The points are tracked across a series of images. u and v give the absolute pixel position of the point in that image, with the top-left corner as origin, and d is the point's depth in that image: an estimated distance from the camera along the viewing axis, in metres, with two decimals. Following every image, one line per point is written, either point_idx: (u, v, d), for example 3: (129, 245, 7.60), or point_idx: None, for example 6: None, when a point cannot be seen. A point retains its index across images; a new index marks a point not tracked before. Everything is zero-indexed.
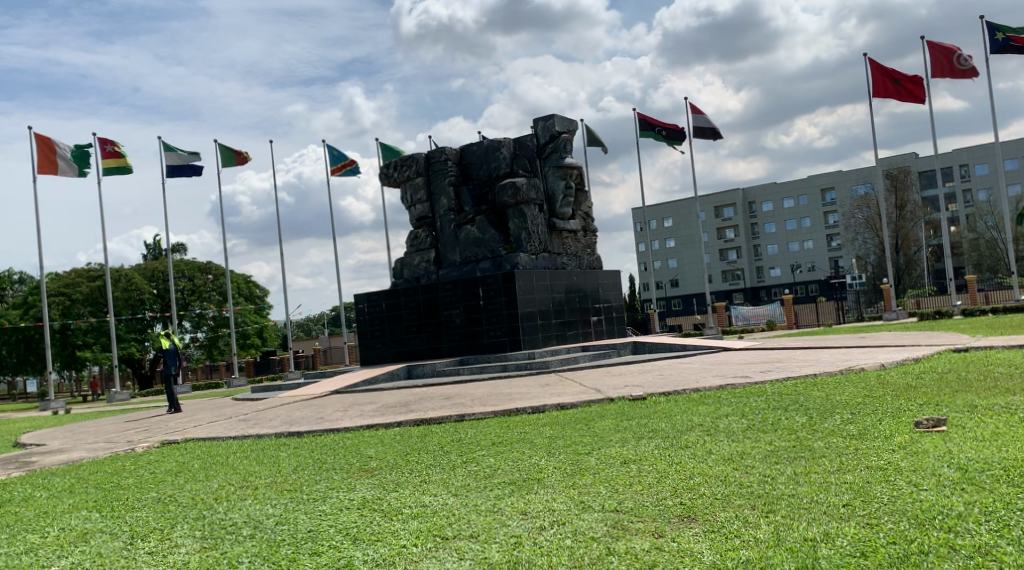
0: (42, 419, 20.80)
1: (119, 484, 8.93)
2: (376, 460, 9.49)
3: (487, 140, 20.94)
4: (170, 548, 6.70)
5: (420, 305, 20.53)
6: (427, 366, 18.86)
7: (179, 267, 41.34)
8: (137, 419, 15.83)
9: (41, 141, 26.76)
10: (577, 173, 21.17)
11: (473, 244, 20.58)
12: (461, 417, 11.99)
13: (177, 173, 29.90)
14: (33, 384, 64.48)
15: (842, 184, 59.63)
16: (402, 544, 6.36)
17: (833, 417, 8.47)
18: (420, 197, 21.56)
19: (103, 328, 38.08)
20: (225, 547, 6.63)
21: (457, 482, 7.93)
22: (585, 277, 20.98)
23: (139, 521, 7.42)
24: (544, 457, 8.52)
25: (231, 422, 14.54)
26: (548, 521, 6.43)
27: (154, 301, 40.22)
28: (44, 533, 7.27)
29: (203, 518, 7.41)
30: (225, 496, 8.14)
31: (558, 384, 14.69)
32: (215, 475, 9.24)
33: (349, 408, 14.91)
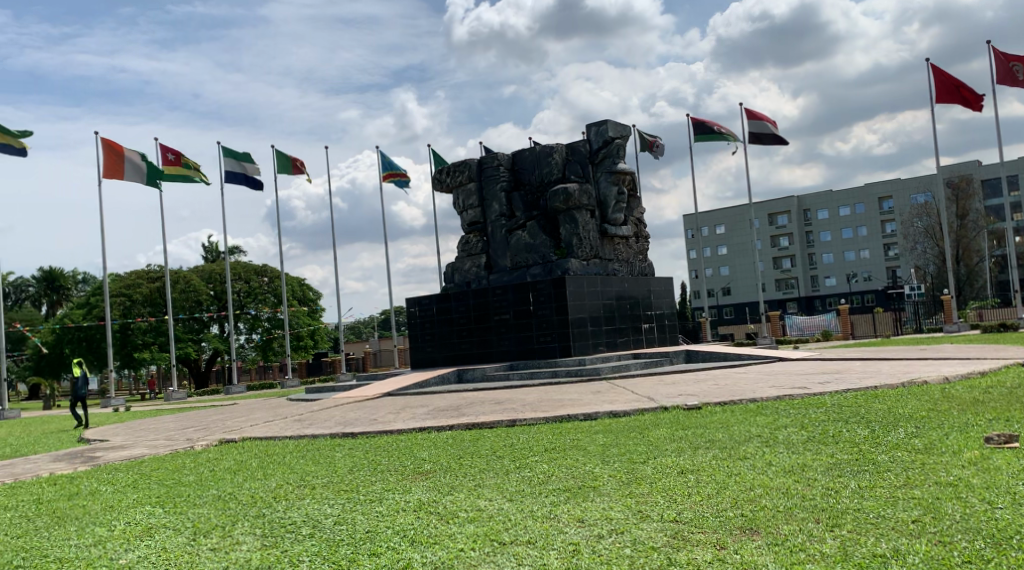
0: (102, 416, 21.24)
1: (180, 481, 9.09)
2: (430, 462, 9.56)
3: (540, 146, 20.96)
4: (233, 545, 6.80)
5: (470, 310, 20.58)
6: (478, 371, 18.91)
7: (235, 270, 42.07)
8: (195, 417, 16.12)
9: (109, 145, 27.38)
10: (629, 179, 21.08)
11: (524, 249, 20.54)
12: (513, 422, 12.00)
13: (236, 179, 30.39)
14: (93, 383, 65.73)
15: (901, 192, 58.50)
16: (460, 548, 6.38)
17: (897, 430, 8.32)
18: (472, 203, 21.64)
19: (162, 328, 38.88)
20: (286, 545, 6.71)
21: (512, 487, 7.94)
22: (637, 284, 20.89)
23: (202, 517, 7.54)
24: (598, 464, 8.49)
25: (285, 422, 14.70)
26: (606, 529, 6.40)
27: (211, 303, 40.88)
28: (111, 527, 7.43)
29: (263, 516, 7.51)
30: (284, 495, 8.25)
31: (610, 391, 14.62)
32: (272, 475, 9.34)
33: (402, 411, 15.00)
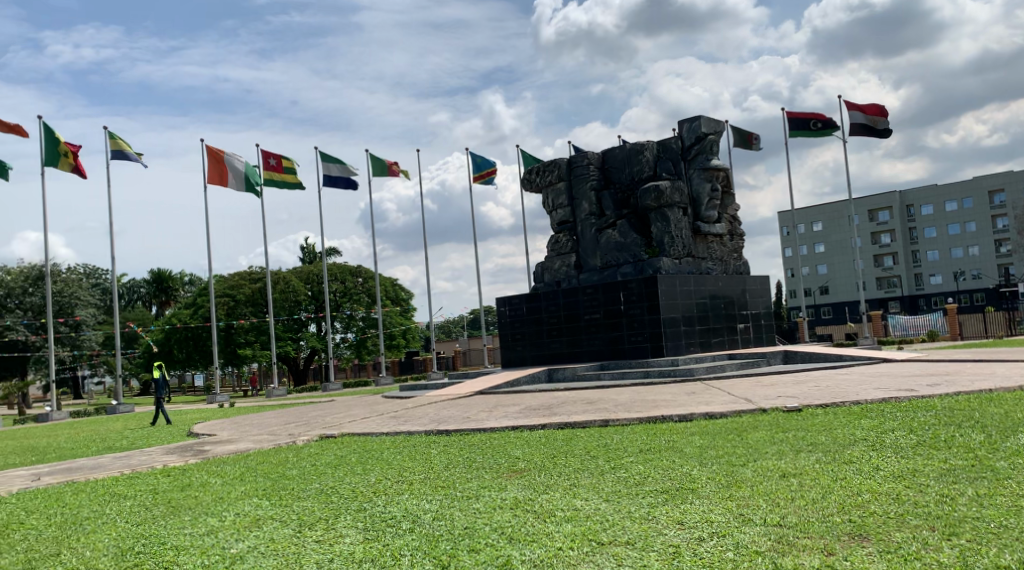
0: (208, 411, 21.98)
1: (284, 474, 9.31)
2: (524, 461, 9.56)
3: (630, 143, 20.79)
4: (337, 537, 6.92)
5: (560, 309, 20.54)
6: (568, 370, 18.86)
7: (331, 271, 43.04)
8: (295, 414, 16.53)
9: (213, 152, 28.33)
10: (723, 175, 20.72)
11: (615, 248, 20.40)
12: (606, 422, 11.92)
13: (332, 183, 31.03)
14: (199, 380, 68.29)
15: (1013, 186, 56.05)
16: (558, 546, 6.35)
17: (1016, 436, 7.94)
18: (561, 202, 21.59)
19: (263, 327, 40.04)
20: (388, 539, 6.79)
21: (609, 487, 7.87)
22: (731, 283, 20.52)
23: (306, 510, 7.70)
24: (696, 466, 8.35)
25: (382, 419, 14.95)
26: (708, 532, 6.29)
27: (309, 303, 41.84)
28: (222, 517, 7.66)
29: (365, 510, 7.61)
30: (383, 490, 8.35)
31: (706, 392, 14.40)
32: (370, 470, 9.49)
33: (495, 409, 15.08)
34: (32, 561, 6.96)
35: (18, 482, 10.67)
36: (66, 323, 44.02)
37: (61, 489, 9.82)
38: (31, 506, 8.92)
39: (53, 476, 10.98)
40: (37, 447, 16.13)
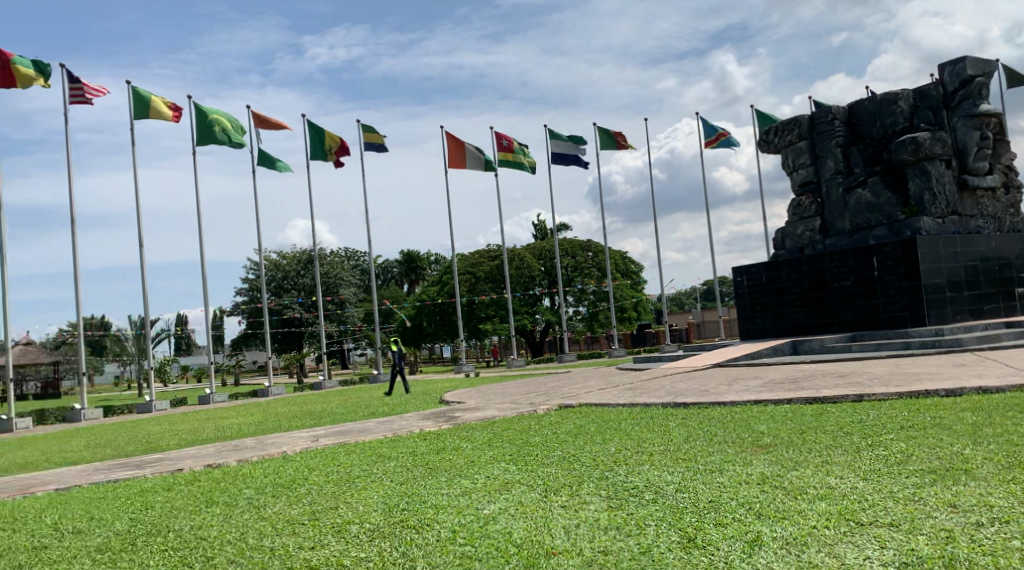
0: (454, 381, 23.02)
1: (529, 441, 9.53)
2: (770, 436, 9.21)
3: (881, 94, 19.40)
4: (582, 504, 7.00)
5: (804, 277, 19.67)
6: (814, 342, 18.05)
7: (563, 246, 43.58)
8: (536, 384, 16.94)
9: (452, 138, 29.37)
10: (993, 122, 18.91)
11: (866, 209, 19.25)
12: (860, 397, 11.28)
13: (564, 160, 31.32)
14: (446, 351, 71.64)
15: None
16: (811, 525, 6.08)
17: None
18: (804, 162, 20.62)
19: (502, 302, 41.31)
20: (632, 508, 6.78)
21: (866, 466, 7.43)
22: (1005, 242, 18.80)
23: (551, 476, 7.84)
24: (966, 446, 7.70)
25: (620, 390, 15.00)
26: (984, 518, 5.79)
27: (543, 278, 42.61)
28: (473, 480, 7.95)
29: (608, 478, 7.63)
30: (625, 460, 8.33)
31: (973, 365, 13.30)
32: (613, 439, 9.52)
33: (737, 382, 14.71)
34: (315, 513, 7.62)
35: (297, 443, 11.66)
36: (333, 301, 47.73)
37: (336, 449, 10.63)
38: (310, 464, 9.72)
39: (327, 438, 11.90)
40: (311, 412, 17.63)
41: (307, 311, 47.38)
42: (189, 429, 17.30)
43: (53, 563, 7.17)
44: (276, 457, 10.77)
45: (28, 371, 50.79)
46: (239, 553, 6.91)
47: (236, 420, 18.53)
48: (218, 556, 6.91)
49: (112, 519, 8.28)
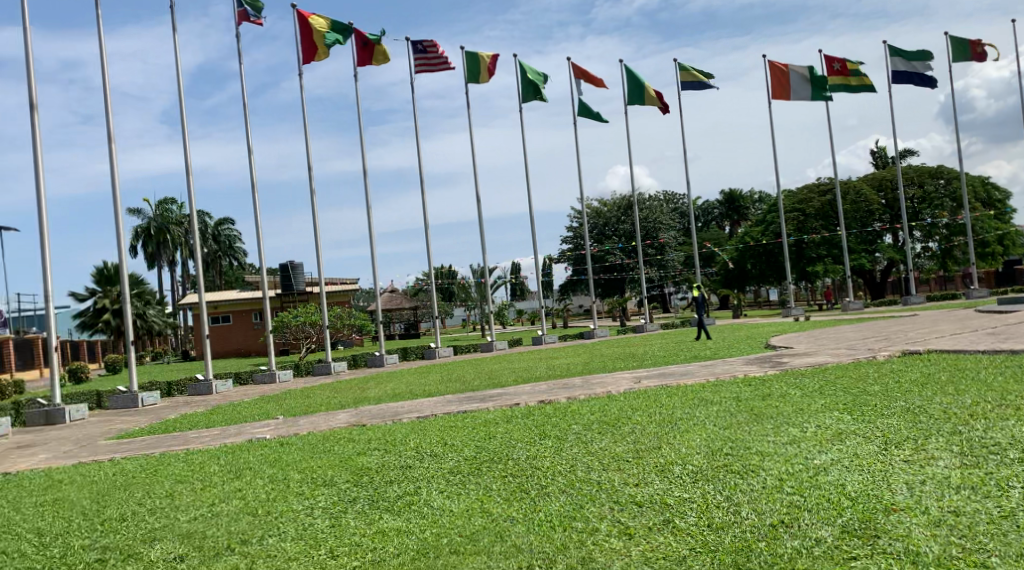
0: (785, 325, 22.06)
1: (866, 390, 8.69)
2: None
3: None
4: (929, 459, 6.23)
5: None
6: None
7: (908, 175, 39.67)
8: (874, 328, 15.71)
9: (777, 68, 27.90)
10: None
11: None
12: None
13: (904, 79, 28.66)
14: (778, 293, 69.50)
15: None
16: None
17: None
18: None
19: (835, 241, 38.97)
20: (991, 467, 5.93)
21: None
22: None
23: (893, 428, 7.06)
24: None
25: (976, 335, 13.47)
26: None
27: (883, 212, 39.38)
28: (803, 428, 7.39)
29: (960, 433, 6.73)
30: (983, 414, 7.30)
31: None
32: (965, 391, 8.43)
33: None
34: (639, 452, 7.47)
35: (621, 384, 11.57)
36: (653, 246, 47.69)
37: (658, 391, 10.38)
38: (635, 404, 9.61)
39: (651, 379, 11.80)
40: (637, 354, 17.67)
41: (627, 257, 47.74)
42: (527, 367, 18.08)
43: (414, 481, 7.68)
44: (601, 396, 10.77)
45: (392, 314, 55.97)
46: (569, 485, 6.93)
47: (567, 359, 19.06)
48: (551, 485, 7.01)
49: (461, 446, 8.70)
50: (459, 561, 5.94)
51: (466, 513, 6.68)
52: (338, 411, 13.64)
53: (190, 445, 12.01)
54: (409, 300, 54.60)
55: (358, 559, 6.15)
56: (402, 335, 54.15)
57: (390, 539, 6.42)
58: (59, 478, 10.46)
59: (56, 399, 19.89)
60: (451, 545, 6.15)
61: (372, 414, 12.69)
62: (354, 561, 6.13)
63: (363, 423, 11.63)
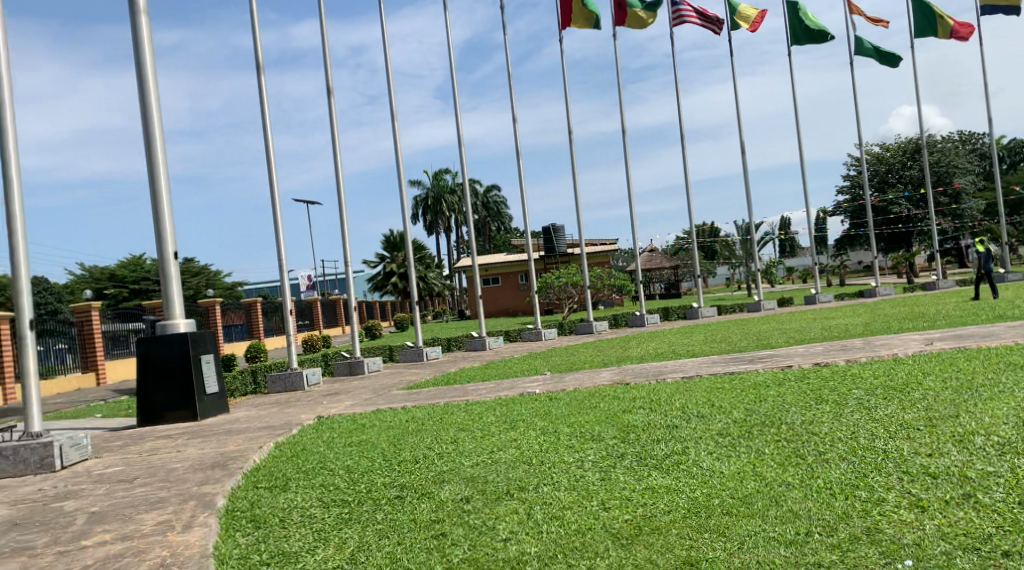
0: None
1: None
2: None
3: None
4: None
5: None
6: None
7: None
8: None
9: None
10: None
11: None
12: None
13: None
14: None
15: None
16: None
17: None
18: None
19: None
20: None
21: None
22: None
23: None
24: None
25: None
26: None
27: None
28: None
29: None
30: None
31: None
32: None
33: None
34: (932, 420, 7.08)
35: (911, 346, 10.95)
36: (947, 193, 43.87)
37: (954, 354, 9.76)
38: (926, 368, 9.09)
39: (947, 341, 11.02)
40: (924, 314, 16.50)
41: (915, 206, 44.49)
42: (800, 328, 17.43)
43: (684, 440, 7.70)
44: (887, 359, 10.25)
45: (653, 274, 55.68)
46: (851, 452, 6.74)
47: (845, 320, 18.17)
48: (831, 452, 6.81)
49: (730, 407, 8.60)
50: (733, 523, 5.97)
51: (739, 475, 6.63)
52: (606, 369, 13.88)
53: (470, 396, 12.71)
54: (670, 260, 54.32)
55: (628, 512, 6.29)
56: (660, 297, 53.99)
57: (660, 496, 6.49)
58: (362, 422, 11.49)
59: (357, 353, 21.81)
60: (724, 507, 6.16)
61: (639, 372, 12.85)
62: (625, 514, 6.28)
63: (632, 381, 11.81)
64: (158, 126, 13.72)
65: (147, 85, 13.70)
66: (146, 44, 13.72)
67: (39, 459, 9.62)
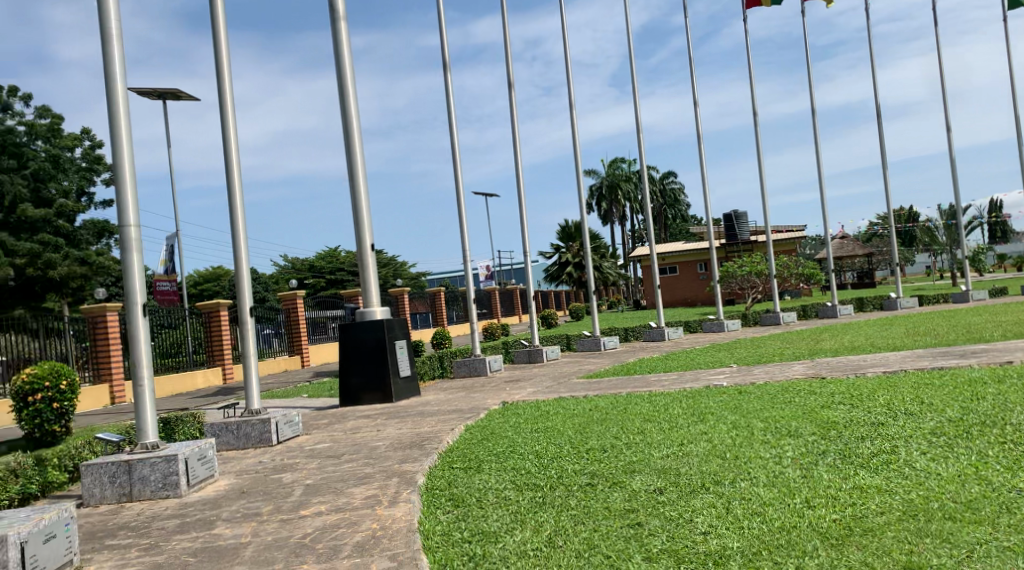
0: None
1: None
2: None
3: None
4: None
5: None
6: None
7: None
8: None
9: None
10: None
11: None
12: None
13: None
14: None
15: None
16: None
17: None
18: None
19: None
20: None
21: None
22: None
23: None
24: None
25: None
26: None
27: None
28: None
29: None
30: None
31: None
32: None
33: None
34: None
35: None
36: None
37: None
38: None
39: None
40: None
41: None
42: (1011, 321, 16.39)
43: (892, 439, 7.61)
44: None
45: (842, 263, 53.32)
46: None
47: None
48: None
49: (943, 406, 8.33)
50: (956, 529, 5.85)
51: (959, 478, 6.55)
52: (795, 362, 13.63)
53: (653, 387, 12.79)
54: (863, 246, 51.83)
55: (837, 512, 6.27)
56: (853, 286, 51.55)
57: (871, 496, 6.46)
58: (546, 410, 11.72)
59: (536, 340, 22.23)
60: (945, 512, 6.05)
61: (832, 367, 12.51)
62: (832, 514, 6.25)
63: (827, 375, 11.61)
64: (356, 125, 14.49)
65: (346, 86, 14.49)
66: (345, 46, 14.51)
67: (259, 434, 10.45)
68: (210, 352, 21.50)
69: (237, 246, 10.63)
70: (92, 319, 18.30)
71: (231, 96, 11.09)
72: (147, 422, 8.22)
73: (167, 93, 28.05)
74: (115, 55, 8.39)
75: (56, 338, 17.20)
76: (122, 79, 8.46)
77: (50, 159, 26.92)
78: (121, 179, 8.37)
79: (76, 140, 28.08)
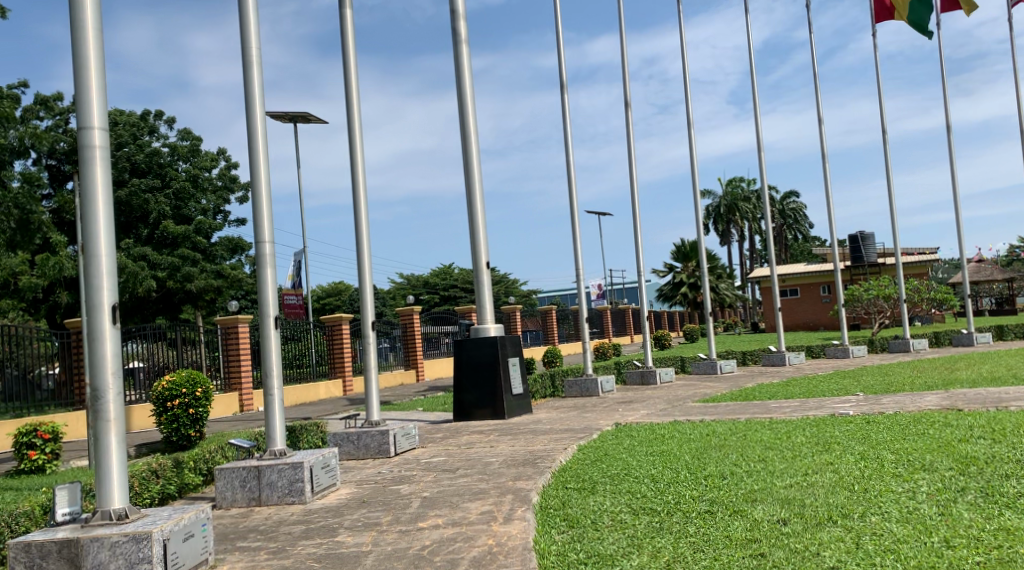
0: None
1: None
2: None
3: None
4: None
5: None
6: None
7: None
8: None
9: None
10: None
11: None
12: None
13: None
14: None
15: None
16: None
17: None
18: None
19: None
20: None
21: None
22: None
23: None
24: None
25: None
26: None
27: None
28: None
29: None
30: None
31: None
32: None
33: None
34: None
35: None
36: None
37: None
38: None
39: None
40: None
41: None
42: None
43: None
44: None
45: (979, 288, 51.05)
46: None
47: None
48: None
49: None
50: None
51: None
52: (927, 392, 13.06)
53: (774, 414, 12.47)
54: (1003, 271, 49.67)
55: (981, 554, 6.01)
56: (992, 312, 49.28)
57: (1018, 540, 6.17)
58: (662, 433, 11.58)
59: (650, 361, 21.97)
60: None
61: (970, 399, 11.87)
62: (975, 555, 6.00)
63: (963, 407, 11.12)
64: (475, 148, 14.70)
65: (465, 106, 14.75)
66: (466, 68, 14.78)
67: (377, 445, 10.69)
68: (332, 364, 22.17)
69: (361, 260, 10.92)
70: (224, 330, 19.06)
71: (359, 115, 11.43)
72: (276, 429, 8.52)
73: (298, 116, 29.18)
74: (255, 79, 8.78)
75: (192, 347, 17.99)
76: (261, 102, 8.84)
77: (190, 178, 28.18)
78: (258, 197, 8.73)
79: (213, 160, 29.37)
